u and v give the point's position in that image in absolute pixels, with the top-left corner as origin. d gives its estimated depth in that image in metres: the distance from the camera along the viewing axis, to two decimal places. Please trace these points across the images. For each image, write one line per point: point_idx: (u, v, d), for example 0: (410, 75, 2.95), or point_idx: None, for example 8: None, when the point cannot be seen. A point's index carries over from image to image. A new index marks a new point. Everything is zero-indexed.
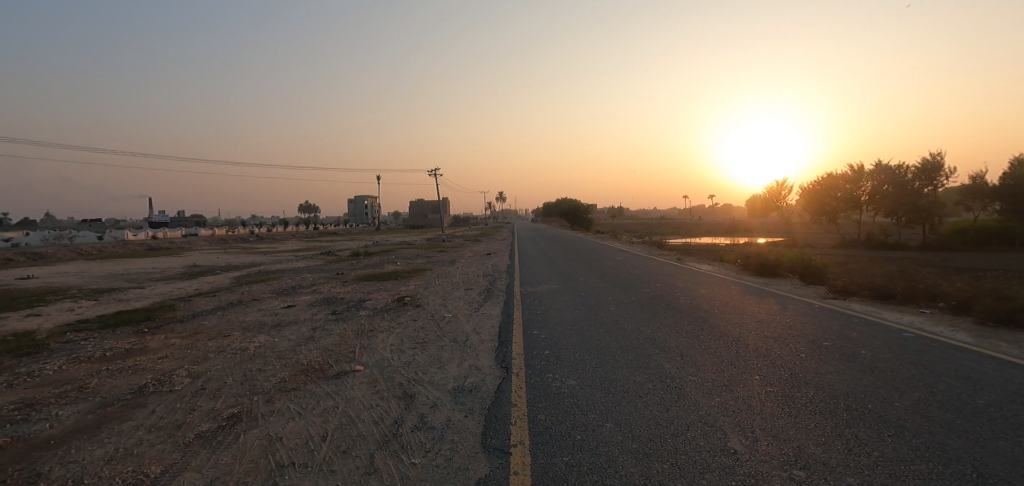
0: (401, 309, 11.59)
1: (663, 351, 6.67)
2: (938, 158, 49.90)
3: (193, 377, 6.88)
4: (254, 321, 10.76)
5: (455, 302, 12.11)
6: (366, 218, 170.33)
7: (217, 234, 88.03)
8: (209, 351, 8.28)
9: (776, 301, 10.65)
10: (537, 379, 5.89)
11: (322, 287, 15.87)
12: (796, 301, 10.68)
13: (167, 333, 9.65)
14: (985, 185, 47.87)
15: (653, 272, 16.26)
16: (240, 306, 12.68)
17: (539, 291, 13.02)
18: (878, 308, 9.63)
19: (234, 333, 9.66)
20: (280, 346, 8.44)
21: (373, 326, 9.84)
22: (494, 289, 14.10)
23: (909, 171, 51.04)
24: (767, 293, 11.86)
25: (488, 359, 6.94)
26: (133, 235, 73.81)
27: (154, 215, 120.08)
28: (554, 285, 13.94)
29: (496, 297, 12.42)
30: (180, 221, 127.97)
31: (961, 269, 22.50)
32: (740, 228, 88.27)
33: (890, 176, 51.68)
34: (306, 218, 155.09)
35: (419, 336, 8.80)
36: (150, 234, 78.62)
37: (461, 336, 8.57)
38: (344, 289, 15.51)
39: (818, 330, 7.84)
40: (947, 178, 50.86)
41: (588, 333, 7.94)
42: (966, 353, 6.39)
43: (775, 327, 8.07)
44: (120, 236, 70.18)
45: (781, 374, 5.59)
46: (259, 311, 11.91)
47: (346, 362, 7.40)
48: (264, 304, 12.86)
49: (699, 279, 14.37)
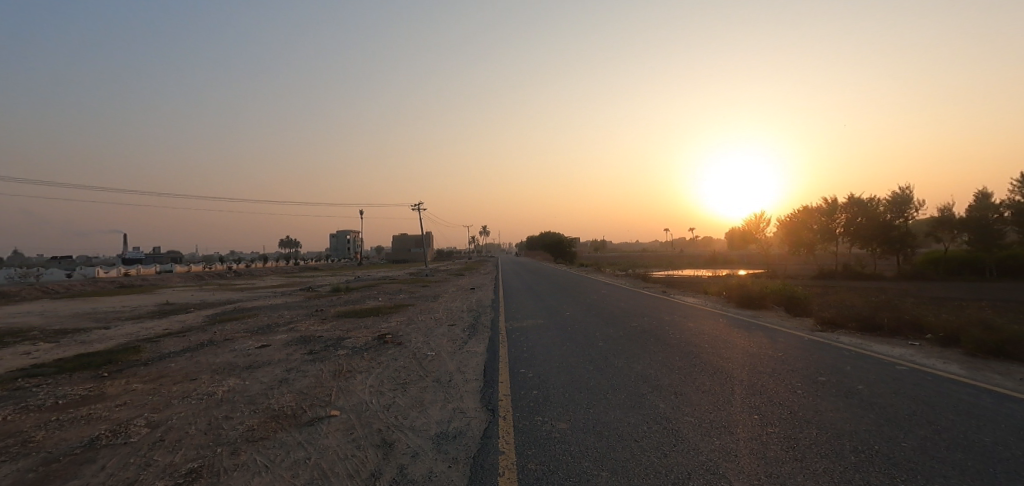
0: (381, 347, 11.11)
1: (656, 389, 6.40)
2: (907, 191, 52.01)
3: (152, 427, 6.34)
4: (224, 363, 10.15)
5: (438, 339, 11.70)
6: (349, 253, 168.64)
7: (193, 270, 85.94)
8: (172, 396, 7.73)
9: (765, 334, 10.51)
10: (526, 422, 5.54)
11: (299, 325, 15.27)
12: (785, 333, 10.55)
13: (128, 378, 9.02)
14: (953, 217, 49.68)
15: (640, 306, 16.03)
16: (211, 346, 12.03)
17: (525, 327, 12.68)
18: (868, 340, 9.53)
19: (202, 376, 9.07)
20: (251, 390, 7.92)
21: (351, 366, 9.35)
22: (478, 324, 13.72)
23: (881, 202, 52.92)
24: (755, 326, 11.71)
25: (473, 401, 6.57)
26: (104, 272, 71.52)
27: (128, 253, 117.27)
28: (540, 320, 13.63)
29: (480, 334, 12.02)
30: (155, 257, 125.00)
31: (939, 299, 22.88)
32: (721, 260, 89.51)
33: (862, 208, 53.36)
34: (287, 254, 152.76)
35: (400, 376, 8.38)
36: (123, 271, 76.32)
37: (444, 375, 8.16)
38: (322, 326, 14.94)
39: (812, 364, 7.66)
40: (916, 210, 52.70)
41: (577, 371, 7.63)
42: (962, 387, 6.26)
43: (767, 362, 7.86)
44: (90, 274, 67.92)
45: (781, 413, 5.36)
46: (231, 351, 11.30)
47: (321, 407, 6.94)
48: (237, 344, 12.25)
49: (687, 312, 14.20)
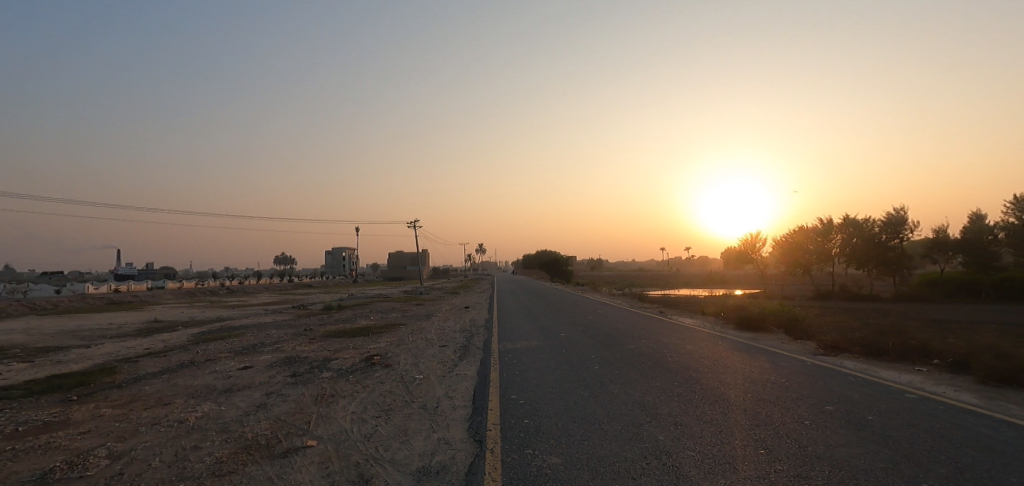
0: (368, 369, 10.67)
1: (655, 419, 6.02)
2: (901, 212, 52.27)
3: (113, 458, 5.89)
4: (201, 386, 9.67)
5: (428, 361, 11.26)
6: (345, 270, 167.67)
7: (185, 287, 84.89)
8: (141, 423, 7.25)
9: (766, 358, 10.17)
10: (515, 456, 5.13)
11: (286, 345, 14.76)
12: (788, 357, 10.21)
13: (98, 402, 8.52)
14: (948, 238, 49.76)
15: (637, 327, 15.65)
16: (190, 367, 11.53)
17: (519, 348, 12.26)
18: (874, 366, 9.18)
19: (176, 400, 8.59)
20: (225, 416, 7.47)
21: (334, 390, 8.91)
22: (470, 346, 13.29)
23: (876, 223, 53.01)
24: (756, 349, 11.35)
25: (460, 431, 6.16)
26: (93, 288, 70.55)
27: (121, 269, 116.14)
28: (535, 341, 13.23)
29: (472, 356, 11.60)
30: (147, 273, 123.80)
31: (940, 322, 22.56)
32: (717, 280, 89.21)
33: (857, 229, 53.42)
34: (282, 271, 151.72)
35: (385, 402, 7.96)
36: (112, 287, 75.27)
37: (432, 402, 7.74)
38: (309, 346, 14.46)
39: (819, 391, 7.30)
40: (911, 231, 52.77)
41: (571, 398, 7.24)
42: (978, 418, 5.92)
43: (772, 389, 7.50)
44: (80, 290, 66.90)
45: (790, 447, 4.99)
46: (211, 373, 10.81)
47: (298, 436, 6.50)
48: (217, 365, 11.75)
49: (685, 334, 13.82)
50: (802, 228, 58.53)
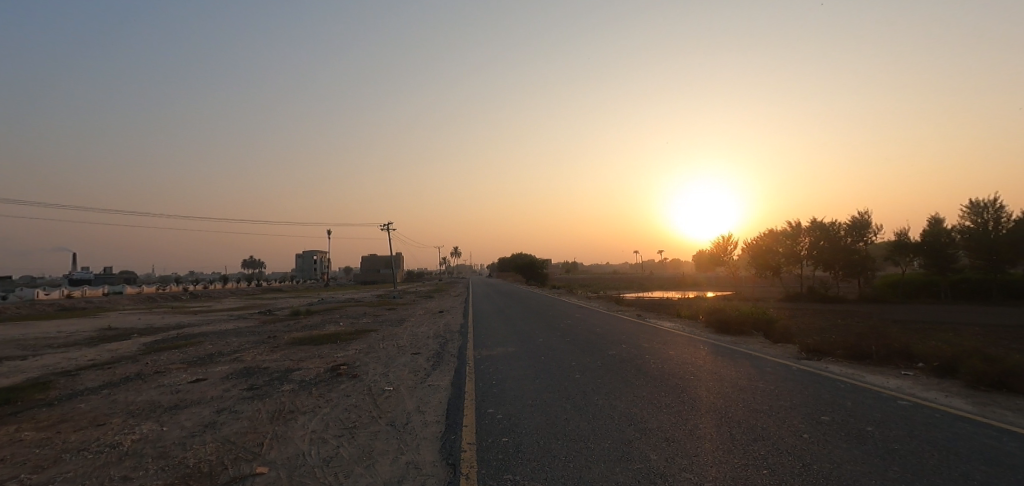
0: (334, 381, 9.93)
1: (644, 435, 5.55)
2: (866, 216, 53.95)
3: None
4: (145, 402, 8.74)
5: (399, 371, 10.59)
6: (316, 274, 163.93)
7: (145, 292, 81.10)
8: (66, 449, 6.36)
9: (751, 363, 9.87)
10: (492, 483, 4.56)
11: (245, 354, 13.77)
12: (772, 362, 9.93)
13: (19, 424, 7.54)
14: (909, 242, 51.51)
15: (616, 331, 15.29)
16: (135, 381, 10.52)
17: (495, 355, 11.69)
18: (860, 370, 8.97)
19: (113, 420, 7.67)
20: (166, 439, 6.64)
21: (294, 405, 8.16)
22: (444, 353, 12.62)
23: (841, 226, 54.50)
24: (739, 354, 11.06)
25: (430, 452, 5.55)
26: (44, 294, 66.63)
27: (76, 273, 110.58)
28: (512, 347, 12.67)
29: (446, 364, 10.95)
30: (104, 278, 118.36)
31: (908, 323, 22.95)
32: (689, 282, 90.48)
33: (824, 232, 54.80)
34: (251, 275, 147.24)
35: (349, 418, 7.27)
36: (66, 293, 71.32)
37: (401, 417, 7.09)
38: (270, 355, 13.53)
39: (810, 399, 6.97)
40: (875, 234, 54.45)
41: (552, 411, 6.72)
42: (978, 427, 5.66)
43: (762, 397, 7.14)
44: (29, 296, 63.17)
45: (793, 466, 4.57)
46: (157, 388, 9.84)
47: (247, 461, 5.77)
48: (167, 378, 10.77)
49: (665, 338, 13.48)
50: (771, 231, 59.77)
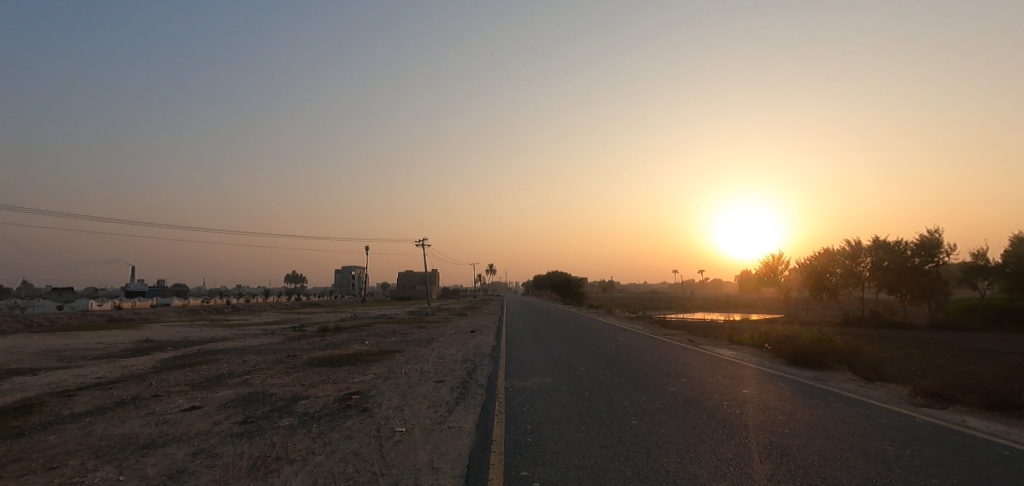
0: (340, 415, 8.47)
1: None
2: (937, 234, 49.08)
3: None
4: (121, 437, 7.50)
5: (416, 405, 9.02)
6: (354, 290, 166.72)
7: (190, 304, 83.53)
8: None
9: (857, 410, 7.76)
10: None
11: (256, 377, 12.59)
12: (885, 410, 7.73)
13: None
14: (988, 263, 46.56)
15: (668, 361, 13.28)
16: (126, 407, 9.39)
17: (529, 388, 9.95)
18: (1016, 429, 6.73)
19: (73, 462, 6.40)
20: None
21: (286, 449, 6.69)
22: (472, 382, 11.01)
23: (908, 245, 49.90)
24: (832, 396, 8.93)
25: None
26: (98, 305, 69.47)
27: (132, 285, 116.34)
28: (550, 377, 10.94)
29: (471, 398, 9.30)
30: (156, 290, 124.08)
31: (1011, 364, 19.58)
32: (735, 304, 85.85)
33: (888, 252, 50.39)
34: (292, 289, 151.00)
35: (344, 474, 5.70)
36: (118, 304, 74.16)
37: (408, 477, 5.48)
38: (282, 379, 12.27)
39: (975, 477, 4.92)
40: (946, 254, 49.59)
41: (611, 480, 4.96)
42: None
43: (901, 468, 5.15)
44: (84, 307, 65.96)
45: None
46: (144, 417, 8.62)
47: None
48: (162, 404, 9.62)
49: (731, 371, 11.41)
50: (827, 250, 55.56)
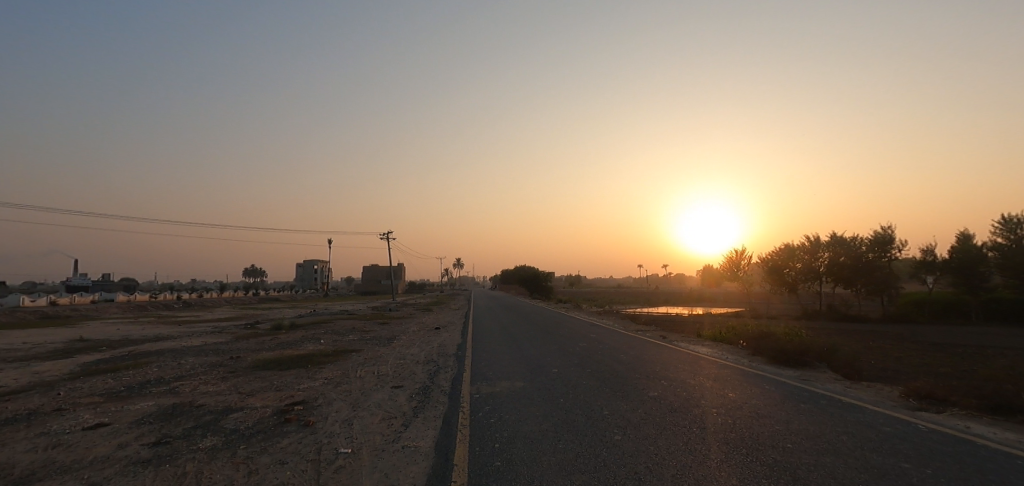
0: (276, 432, 7.21)
1: None
2: (889, 230, 51.13)
3: None
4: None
5: (368, 417, 7.86)
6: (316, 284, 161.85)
7: (136, 299, 78.64)
8: None
9: (856, 416, 7.13)
10: None
11: (187, 384, 11.07)
12: (885, 417, 7.13)
13: None
14: (936, 259, 48.70)
15: (646, 360, 12.55)
16: (14, 426, 7.83)
17: (497, 394, 8.94)
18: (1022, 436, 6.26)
19: None
20: None
21: (198, 481, 5.41)
22: (434, 388, 9.91)
23: (863, 241, 51.62)
24: (823, 398, 8.32)
25: None
26: (31, 300, 64.18)
27: (74, 279, 108.84)
28: (520, 381, 9.95)
29: (432, 408, 8.18)
30: (102, 284, 116.92)
31: (968, 362, 19.98)
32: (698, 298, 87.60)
33: (844, 247, 52.00)
34: (250, 283, 145.04)
35: None
36: (54, 299, 68.81)
37: None
38: (216, 386, 10.81)
39: None
40: (898, 250, 51.60)
41: None
42: None
43: None
44: (15, 302, 60.78)
45: None
46: (32, 439, 7.14)
47: None
48: (62, 421, 8.10)
49: (713, 372, 10.71)
50: (787, 245, 56.98)
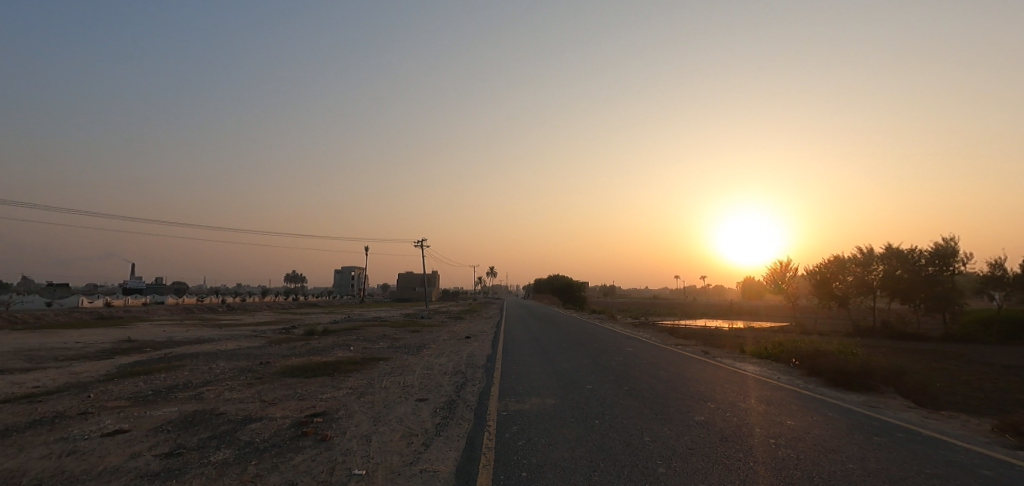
0: (290, 448, 6.78)
1: None
2: (952, 242, 47.39)
3: None
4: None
5: (387, 434, 7.35)
6: (353, 290, 165.35)
7: (184, 302, 82.00)
8: None
9: (943, 454, 6.11)
10: None
11: (213, 390, 10.92)
12: (980, 456, 6.09)
13: None
14: (1006, 275, 44.76)
15: (688, 378, 11.63)
16: (36, 429, 7.73)
17: (526, 412, 8.29)
18: None
19: None
20: None
21: None
22: (460, 402, 9.34)
23: (921, 254, 48.11)
24: (898, 430, 7.27)
25: None
26: (89, 301, 67.87)
27: (129, 282, 115.03)
28: (551, 398, 9.29)
29: (455, 425, 7.60)
30: (155, 287, 123.21)
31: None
32: (739, 311, 83.97)
33: (900, 260, 48.60)
34: (291, 289, 149.77)
35: None
36: (110, 300, 72.57)
37: None
38: (240, 393, 10.59)
39: None
40: (962, 263, 47.78)
41: None
42: None
43: None
44: (74, 303, 64.40)
45: None
46: (50, 444, 6.99)
47: None
48: (83, 426, 7.97)
49: (764, 394, 9.73)
50: (837, 257, 53.82)
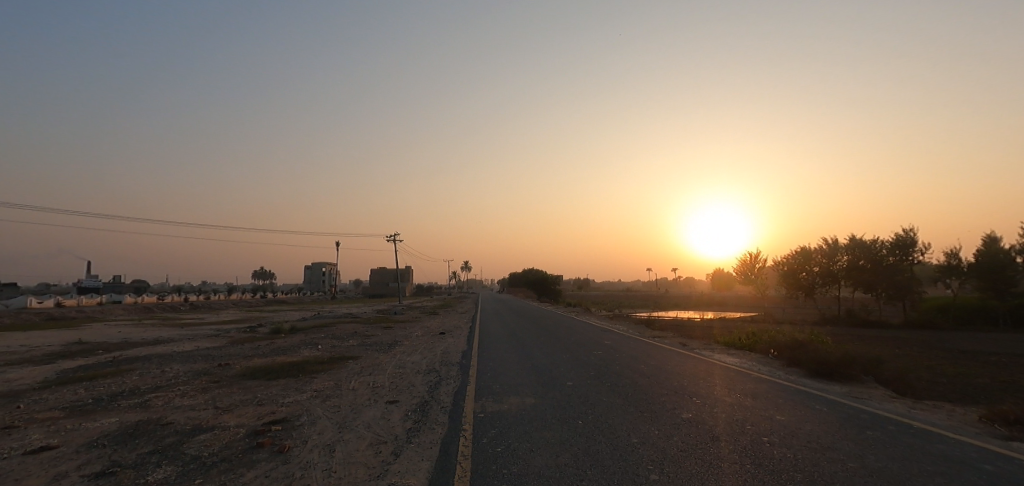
0: (242, 462, 6.06)
1: None
2: (910, 233, 49.15)
3: None
4: None
5: (354, 442, 6.70)
6: (324, 287, 161.64)
7: (143, 300, 78.23)
8: None
9: (941, 448, 5.87)
10: None
11: (162, 396, 9.98)
12: (975, 449, 5.88)
13: None
14: (961, 264, 46.64)
15: (670, 372, 11.32)
16: None
17: (505, 413, 7.77)
18: None
19: None
20: None
21: None
22: (433, 404, 8.74)
23: (883, 244, 49.67)
24: (889, 422, 7.05)
25: None
26: (38, 302, 63.95)
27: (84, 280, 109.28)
28: (530, 397, 8.79)
29: (428, 431, 7.02)
30: (112, 286, 117.42)
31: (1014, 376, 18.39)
32: (711, 302, 85.57)
33: (863, 250, 50.07)
34: (259, 286, 145.33)
35: None
36: (62, 300, 68.60)
37: None
38: (192, 399, 9.70)
39: None
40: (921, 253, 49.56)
41: None
42: None
43: None
44: (22, 304, 60.54)
45: None
46: None
47: None
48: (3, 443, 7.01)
49: (750, 387, 9.47)
50: (804, 248, 55.18)
